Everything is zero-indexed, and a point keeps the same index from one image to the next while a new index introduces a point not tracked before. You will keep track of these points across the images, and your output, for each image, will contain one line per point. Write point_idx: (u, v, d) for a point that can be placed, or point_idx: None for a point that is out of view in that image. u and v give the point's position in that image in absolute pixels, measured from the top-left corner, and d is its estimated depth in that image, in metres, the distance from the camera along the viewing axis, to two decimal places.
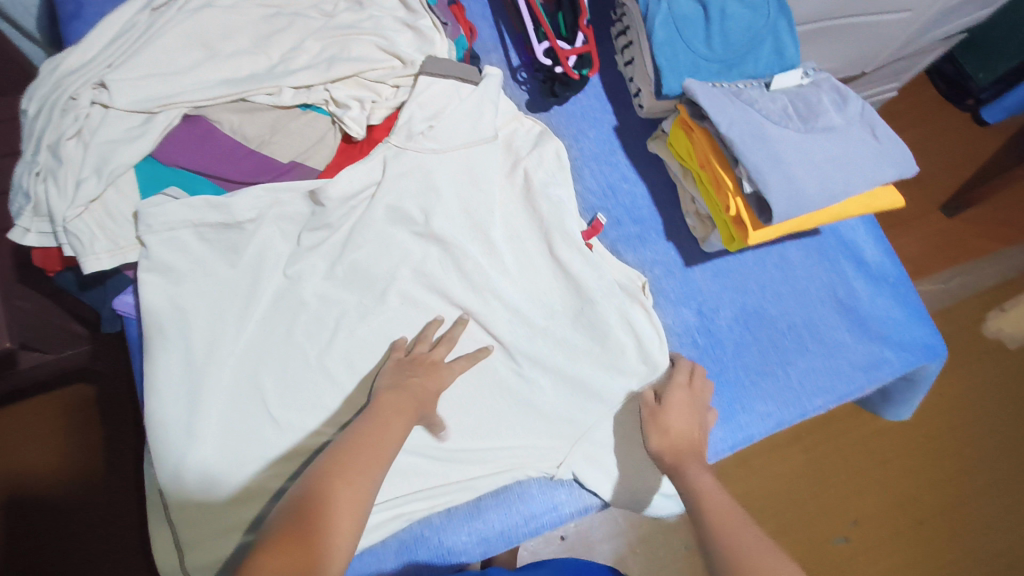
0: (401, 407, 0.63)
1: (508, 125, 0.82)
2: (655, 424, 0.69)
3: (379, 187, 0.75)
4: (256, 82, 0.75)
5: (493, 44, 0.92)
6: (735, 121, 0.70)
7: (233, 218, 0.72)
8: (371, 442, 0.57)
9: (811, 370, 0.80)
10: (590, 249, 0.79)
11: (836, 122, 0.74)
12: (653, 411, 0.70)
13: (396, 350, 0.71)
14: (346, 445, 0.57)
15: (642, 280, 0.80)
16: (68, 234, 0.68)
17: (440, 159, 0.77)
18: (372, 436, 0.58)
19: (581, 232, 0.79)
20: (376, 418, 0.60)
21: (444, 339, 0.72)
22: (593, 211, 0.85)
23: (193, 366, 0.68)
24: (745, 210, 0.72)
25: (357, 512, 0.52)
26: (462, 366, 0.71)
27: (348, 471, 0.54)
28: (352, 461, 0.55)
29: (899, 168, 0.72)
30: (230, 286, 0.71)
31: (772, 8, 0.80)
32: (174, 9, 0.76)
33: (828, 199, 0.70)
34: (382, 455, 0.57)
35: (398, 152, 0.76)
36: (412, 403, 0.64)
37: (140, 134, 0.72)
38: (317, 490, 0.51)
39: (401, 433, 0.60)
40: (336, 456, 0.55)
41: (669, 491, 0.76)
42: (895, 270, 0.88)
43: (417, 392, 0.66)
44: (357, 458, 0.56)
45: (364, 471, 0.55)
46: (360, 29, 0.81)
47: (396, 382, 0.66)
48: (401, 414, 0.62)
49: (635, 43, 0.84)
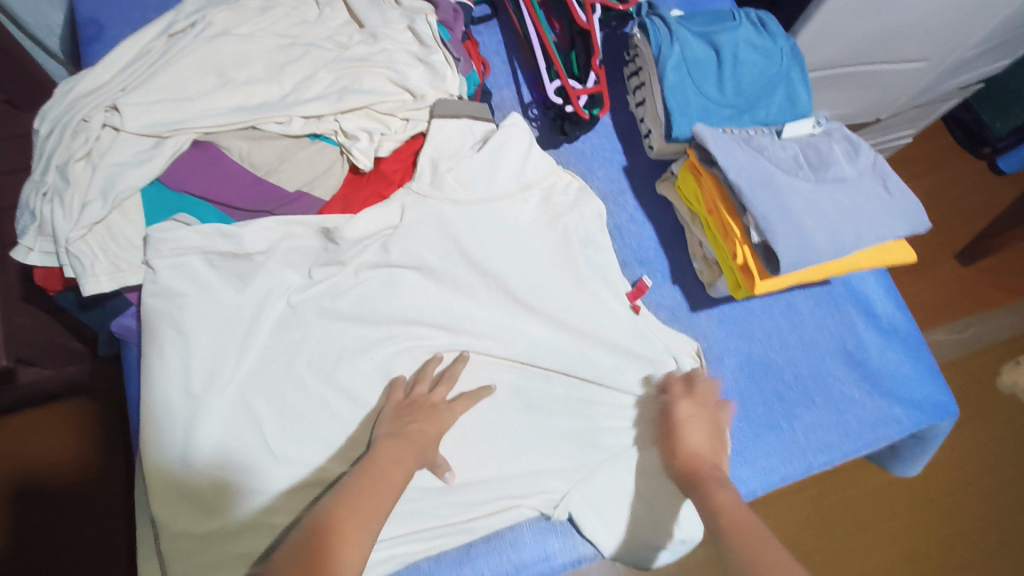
0: (400, 456, 0.62)
1: (547, 179, 0.82)
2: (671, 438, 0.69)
3: (396, 231, 0.76)
4: (267, 110, 0.75)
5: (506, 81, 0.93)
6: (744, 169, 0.70)
7: (243, 248, 0.72)
8: (369, 494, 0.57)
9: (817, 425, 0.77)
10: (637, 312, 0.79)
11: (847, 173, 0.72)
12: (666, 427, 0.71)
13: (395, 391, 0.69)
14: (345, 498, 0.56)
15: (695, 345, 0.79)
16: (70, 255, 0.68)
17: (458, 211, 0.78)
18: (368, 487, 0.57)
19: (627, 293, 0.80)
20: (376, 467, 0.59)
21: (445, 378, 0.71)
22: (624, 264, 0.84)
23: (190, 393, 0.67)
24: (752, 258, 0.70)
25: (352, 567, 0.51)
26: (463, 406, 0.70)
27: (347, 526, 0.53)
28: (352, 515, 0.54)
29: (913, 223, 0.70)
30: (234, 313, 0.71)
31: (785, 57, 0.81)
32: (190, 36, 0.78)
33: (839, 252, 0.67)
34: (379, 508, 0.56)
35: (418, 199, 0.77)
36: (411, 453, 0.63)
37: (150, 157, 0.72)
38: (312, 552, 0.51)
39: (399, 485, 0.59)
40: (333, 512, 0.54)
41: (686, 537, 0.73)
42: (906, 324, 0.85)
43: (417, 440, 0.64)
44: (356, 511, 0.55)
45: (362, 526, 0.54)
46: (374, 61, 0.81)
47: (396, 430, 0.65)
48: (400, 461, 0.61)
49: (647, 85, 0.85)
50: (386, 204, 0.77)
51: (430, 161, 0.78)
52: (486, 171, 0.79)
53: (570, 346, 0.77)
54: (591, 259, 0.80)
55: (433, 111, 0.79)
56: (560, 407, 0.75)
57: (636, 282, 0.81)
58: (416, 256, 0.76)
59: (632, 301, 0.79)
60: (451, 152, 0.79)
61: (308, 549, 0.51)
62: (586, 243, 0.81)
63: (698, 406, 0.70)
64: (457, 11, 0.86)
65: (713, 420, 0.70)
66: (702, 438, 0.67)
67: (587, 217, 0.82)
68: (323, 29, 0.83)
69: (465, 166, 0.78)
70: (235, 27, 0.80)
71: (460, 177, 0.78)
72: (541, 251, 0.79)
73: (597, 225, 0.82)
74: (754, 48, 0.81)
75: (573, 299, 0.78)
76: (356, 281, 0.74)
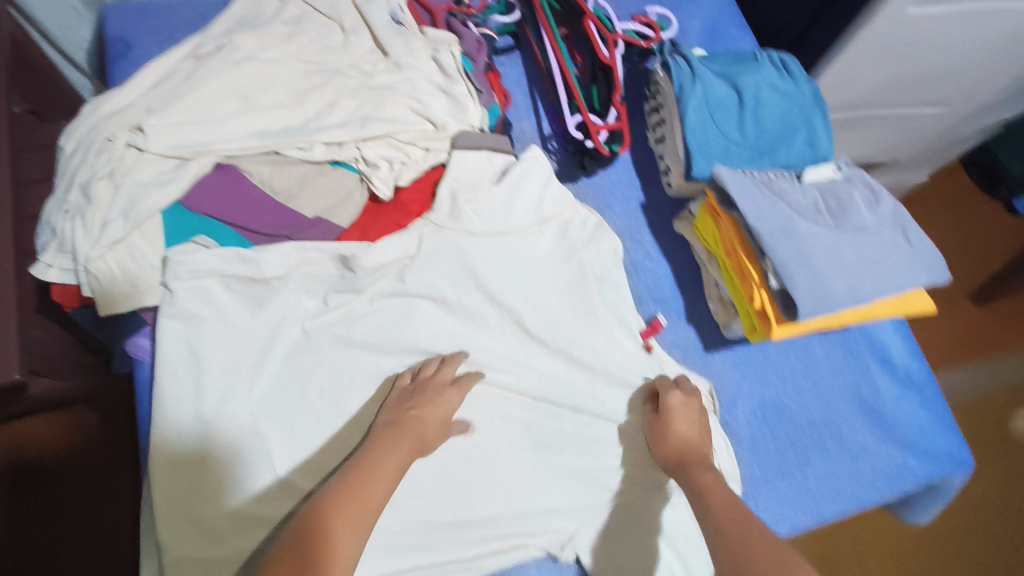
0: (397, 444, 0.64)
1: (564, 213, 0.82)
2: (659, 434, 0.71)
3: (414, 262, 0.76)
4: (289, 136, 0.76)
5: (526, 112, 0.94)
6: (764, 214, 0.69)
7: (260, 273, 0.73)
8: (357, 491, 0.58)
9: (830, 473, 0.76)
10: (650, 351, 0.79)
11: (869, 221, 0.71)
12: (654, 420, 0.72)
13: (401, 377, 0.71)
14: (334, 498, 0.57)
15: (709, 387, 0.78)
16: (89, 275, 0.68)
17: (476, 243, 0.78)
18: (357, 488, 0.59)
19: (640, 330, 0.80)
20: (367, 464, 0.61)
21: (448, 360, 0.72)
22: (640, 301, 0.84)
23: (202, 418, 0.67)
24: (770, 303, 0.69)
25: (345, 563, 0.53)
26: (467, 386, 0.71)
27: (335, 528, 0.55)
28: (340, 517, 0.56)
29: (934, 275, 0.69)
30: (249, 337, 0.71)
31: (806, 99, 0.82)
32: (217, 60, 0.78)
33: (859, 302, 0.67)
34: (370, 506, 0.58)
35: (436, 229, 0.78)
36: (408, 441, 0.65)
37: (174, 178, 0.72)
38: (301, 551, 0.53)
39: (392, 479, 0.61)
40: (321, 513, 0.56)
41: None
42: (923, 373, 0.85)
43: (416, 428, 0.66)
44: (343, 513, 0.56)
45: (351, 527, 0.56)
46: (396, 90, 0.81)
47: (395, 418, 0.67)
48: (394, 452, 0.63)
49: (667, 122, 0.85)
50: (404, 233, 0.77)
51: (450, 193, 0.79)
52: (504, 206, 0.80)
53: (582, 381, 0.76)
54: (606, 294, 0.80)
55: (454, 143, 0.80)
56: (570, 444, 0.74)
57: (651, 318, 0.82)
58: (432, 288, 0.76)
59: (646, 339, 0.79)
60: (470, 185, 0.79)
61: (298, 547, 0.53)
62: (602, 279, 0.81)
63: (687, 403, 0.73)
64: (481, 43, 0.87)
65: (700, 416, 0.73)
66: (689, 429, 0.70)
67: (603, 252, 0.82)
68: (347, 56, 0.84)
69: (483, 199, 0.79)
70: (261, 52, 0.81)
71: (478, 209, 0.79)
72: (556, 285, 0.79)
73: (614, 261, 0.82)
74: (775, 90, 0.82)
75: (587, 334, 0.78)
76: (371, 308, 0.75)
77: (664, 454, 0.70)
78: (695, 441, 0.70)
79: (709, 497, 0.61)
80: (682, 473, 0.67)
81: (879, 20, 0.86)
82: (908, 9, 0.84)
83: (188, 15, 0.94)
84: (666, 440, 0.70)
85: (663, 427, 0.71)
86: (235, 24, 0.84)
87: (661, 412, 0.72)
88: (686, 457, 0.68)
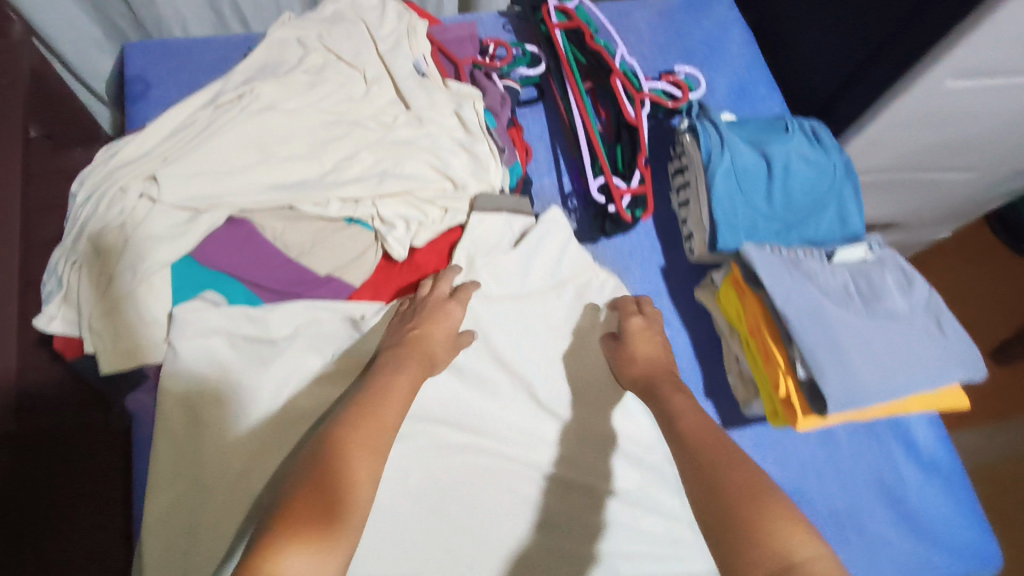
0: (405, 372, 0.63)
1: (581, 275, 0.81)
2: (622, 359, 0.73)
3: None
4: (306, 191, 0.75)
5: (547, 168, 0.92)
6: (792, 297, 0.67)
7: (268, 333, 0.72)
8: (371, 414, 0.56)
9: (851, 567, 0.73)
10: None
11: (901, 308, 0.69)
12: (615, 347, 0.75)
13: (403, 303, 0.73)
14: (351, 419, 0.55)
15: None
16: (92, 332, 0.68)
17: (489, 307, 0.77)
18: (366, 412, 0.56)
19: None
20: (380, 389, 0.60)
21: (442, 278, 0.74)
22: None
23: (200, 483, 0.65)
24: (795, 392, 0.66)
25: (366, 481, 0.51)
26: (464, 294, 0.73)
27: (350, 447, 0.53)
28: (353, 437, 0.53)
29: (971, 370, 0.65)
30: (251, 398, 0.69)
31: (839, 170, 0.78)
32: (237, 109, 0.77)
33: (890, 396, 0.64)
34: (383, 426, 0.56)
35: None
36: (414, 358, 0.65)
37: (184, 232, 0.70)
38: (324, 466, 0.50)
39: (401, 402, 0.60)
40: (336, 438, 0.53)
41: None
42: (950, 461, 0.81)
43: (421, 342, 0.68)
44: (357, 434, 0.54)
45: (366, 446, 0.53)
46: (417, 146, 0.80)
47: (399, 339, 0.68)
48: (400, 376, 0.62)
49: (692, 186, 0.83)
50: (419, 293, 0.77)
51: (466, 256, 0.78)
52: (519, 270, 0.79)
53: (595, 454, 0.73)
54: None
55: (473, 205, 0.80)
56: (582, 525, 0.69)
57: None
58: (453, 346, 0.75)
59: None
60: (486, 247, 0.79)
61: (323, 461, 0.51)
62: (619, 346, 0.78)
63: (645, 326, 0.75)
64: (505, 97, 0.86)
65: (661, 338, 0.75)
66: (651, 349, 0.73)
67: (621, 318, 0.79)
68: (368, 107, 0.82)
69: (501, 263, 0.78)
70: (281, 101, 0.79)
71: (492, 269, 0.78)
72: (572, 353, 0.77)
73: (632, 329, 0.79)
74: (805, 159, 0.78)
75: (602, 405, 0.75)
76: None
77: (630, 376, 0.72)
78: (657, 359, 0.72)
79: (682, 423, 0.61)
80: (652, 391, 0.68)
81: (914, 91, 0.83)
82: (946, 82, 0.81)
83: (210, 55, 0.94)
84: (631, 363, 0.72)
85: (627, 351, 0.73)
86: (257, 71, 0.83)
87: (622, 338, 0.75)
88: (651, 374, 0.70)
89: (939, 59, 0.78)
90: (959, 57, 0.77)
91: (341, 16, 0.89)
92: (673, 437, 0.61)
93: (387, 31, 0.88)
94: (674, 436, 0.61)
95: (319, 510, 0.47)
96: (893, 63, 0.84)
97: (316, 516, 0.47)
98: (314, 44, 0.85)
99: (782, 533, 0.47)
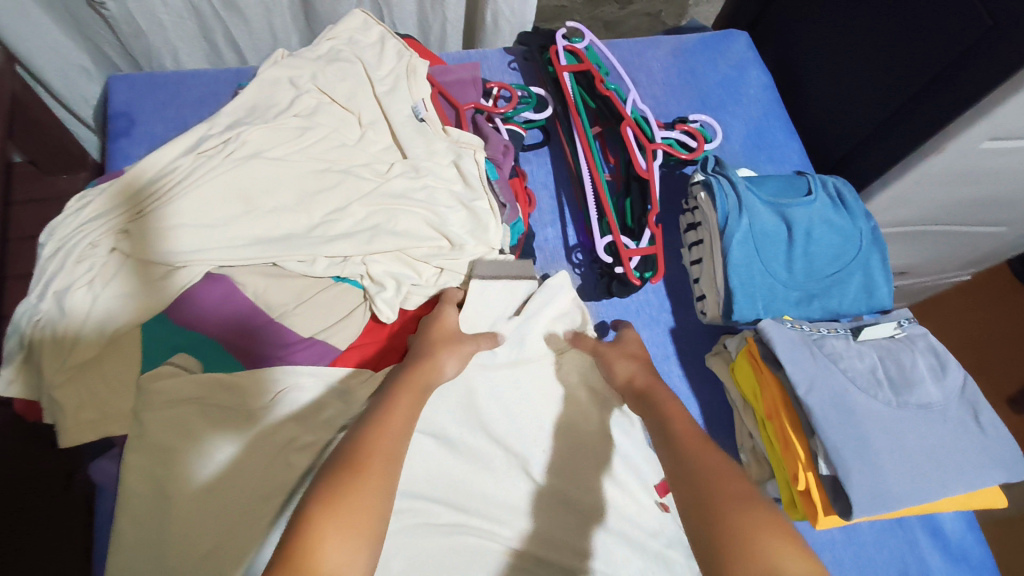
0: (409, 386, 0.57)
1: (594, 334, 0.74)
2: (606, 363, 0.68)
3: None
4: (291, 248, 0.69)
5: (551, 217, 0.87)
6: (816, 383, 0.62)
7: (244, 404, 0.64)
8: (379, 425, 0.51)
9: None
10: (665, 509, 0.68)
11: (934, 397, 0.63)
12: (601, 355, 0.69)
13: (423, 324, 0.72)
14: (365, 434, 0.50)
15: None
16: (52, 401, 0.62)
17: (484, 372, 0.71)
18: (379, 432, 0.50)
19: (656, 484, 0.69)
20: (389, 400, 0.54)
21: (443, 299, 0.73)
22: None
23: (162, 570, 0.56)
24: (816, 487, 0.61)
25: (371, 506, 0.44)
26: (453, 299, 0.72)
27: (356, 470, 0.46)
28: (362, 459, 0.47)
29: (1008, 472, 0.60)
30: (226, 470, 0.61)
31: (863, 239, 0.74)
32: (221, 156, 0.72)
33: (923, 500, 0.58)
34: (393, 435, 0.50)
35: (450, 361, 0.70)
36: (419, 370, 0.60)
37: (155, 290, 0.66)
38: (337, 477, 0.45)
39: (409, 416, 0.53)
40: (343, 458, 0.47)
41: None
42: (981, 552, 0.72)
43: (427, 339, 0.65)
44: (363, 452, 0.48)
45: (376, 470, 0.47)
46: (413, 200, 0.75)
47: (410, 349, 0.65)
48: (403, 391, 0.56)
49: (704, 244, 0.77)
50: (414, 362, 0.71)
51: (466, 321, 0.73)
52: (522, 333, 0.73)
53: (597, 536, 0.65)
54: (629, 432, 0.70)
55: (472, 274, 0.75)
56: None
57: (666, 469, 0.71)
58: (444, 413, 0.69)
59: (661, 495, 0.68)
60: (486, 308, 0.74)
61: (337, 476, 0.45)
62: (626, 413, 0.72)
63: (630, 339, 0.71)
64: (508, 147, 0.82)
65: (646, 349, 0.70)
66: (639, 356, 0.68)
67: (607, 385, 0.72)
68: (362, 155, 0.78)
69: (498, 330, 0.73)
70: (267, 148, 0.74)
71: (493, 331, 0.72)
72: (573, 422, 0.71)
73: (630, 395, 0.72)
74: (827, 224, 0.74)
75: (606, 481, 0.68)
76: None
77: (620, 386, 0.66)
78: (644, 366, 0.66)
79: (675, 429, 0.55)
80: (648, 390, 0.62)
81: (948, 151, 0.78)
82: (981, 143, 0.76)
83: (198, 91, 0.90)
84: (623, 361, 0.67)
85: (612, 357, 0.68)
86: (245, 114, 0.78)
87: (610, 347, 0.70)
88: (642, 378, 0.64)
89: (976, 119, 0.73)
90: (998, 119, 0.72)
91: (337, 54, 0.85)
92: (662, 443, 0.55)
93: (385, 72, 0.84)
94: (667, 443, 0.55)
95: (335, 528, 0.42)
96: (926, 118, 0.80)
97: (332, 537, 0.41)
98: (307, 85, 0.81)
99: (770, 551, 0.42)
